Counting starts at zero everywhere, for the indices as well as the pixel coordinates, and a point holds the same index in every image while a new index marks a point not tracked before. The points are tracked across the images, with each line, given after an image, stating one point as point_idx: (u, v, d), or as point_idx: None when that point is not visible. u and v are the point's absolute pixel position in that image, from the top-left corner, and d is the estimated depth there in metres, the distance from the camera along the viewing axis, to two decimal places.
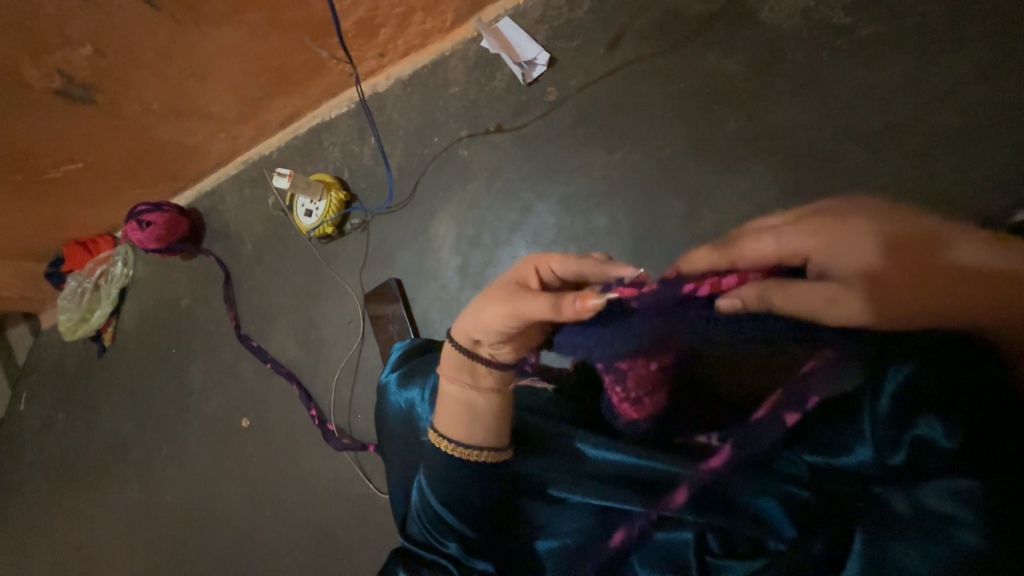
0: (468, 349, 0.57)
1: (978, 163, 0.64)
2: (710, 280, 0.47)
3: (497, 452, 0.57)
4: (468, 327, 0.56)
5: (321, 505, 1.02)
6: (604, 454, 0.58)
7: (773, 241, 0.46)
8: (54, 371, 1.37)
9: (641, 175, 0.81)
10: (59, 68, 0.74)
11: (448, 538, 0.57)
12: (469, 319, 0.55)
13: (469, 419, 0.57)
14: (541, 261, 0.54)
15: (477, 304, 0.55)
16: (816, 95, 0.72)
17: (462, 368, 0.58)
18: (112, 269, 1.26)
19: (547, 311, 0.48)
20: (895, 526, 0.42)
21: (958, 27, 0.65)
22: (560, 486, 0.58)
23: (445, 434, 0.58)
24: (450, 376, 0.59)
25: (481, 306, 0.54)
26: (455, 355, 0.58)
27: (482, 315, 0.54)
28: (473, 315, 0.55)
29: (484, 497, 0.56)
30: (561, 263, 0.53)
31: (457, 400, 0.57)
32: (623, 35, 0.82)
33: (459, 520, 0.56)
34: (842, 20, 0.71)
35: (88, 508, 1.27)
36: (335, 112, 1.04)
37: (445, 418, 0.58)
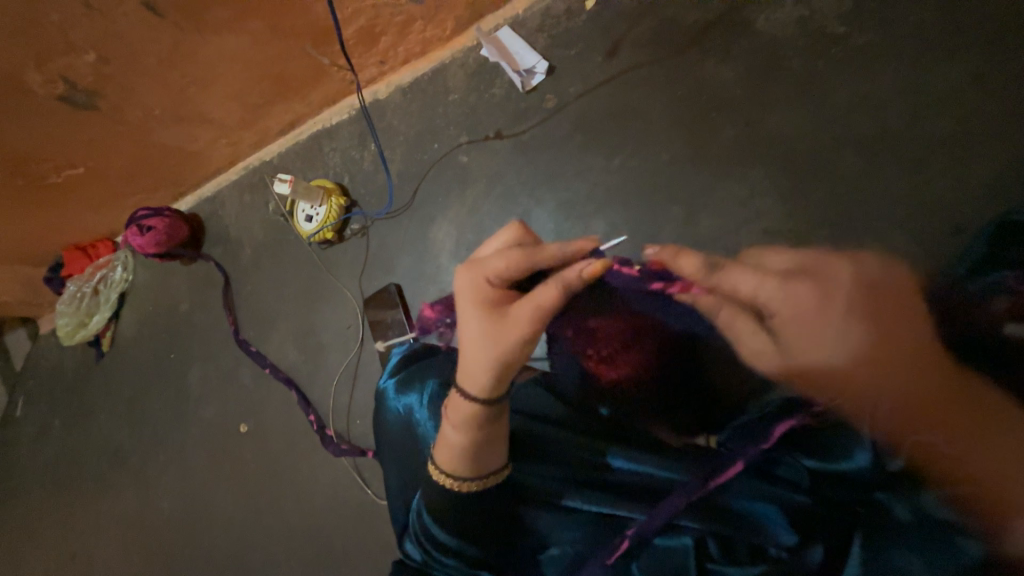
0: (485, 394, 0.53)
1: (973, 171, 0.65)
2: (679, 283, 0.58)
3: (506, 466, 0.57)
4: (485, 367, 0.51)
5: (319, 511, 1.01)
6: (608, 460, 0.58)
7: (754, 284, 0.53)
8: (52, 376, 1.37)
9: (639, 181, 0.82)
10: (63, 74, 0.75)
11: (449, 552, 0.56)
12: (483, 364, 0.51)
13: (499, 444, 0.56)
14: (487, 274, 0.53)
15: (473, 341, 0.52)
16: (811, 103, 0.72)
17: (478, 416, 0.53)
18: (112, 274, 1.26)
19: (559, 295, 0.50)
20: (894, 530, 0.45)
21: (949, 37, 0.66)
22: (562, 493, 0.57)
23: (485, 472, 0.55)
24: (459, 425, 0.54)
25: (484, 341, 0.51)
26: (463, 405, 0.54)
27: (493, 345, 0.51)
28: (482, 354, 0.51)
29: (476, 511, 0.55)
30: (508, 264, 0.53)
31: (476, 440, 0.54)
32: (621, 43, 0.83)
33: (457, 538, 0.55)
34: (837, 29, 0.72)
35: (83, 515, 1.26)
36: (336, 118, 1.05)
37: (462, 459, 0.55)
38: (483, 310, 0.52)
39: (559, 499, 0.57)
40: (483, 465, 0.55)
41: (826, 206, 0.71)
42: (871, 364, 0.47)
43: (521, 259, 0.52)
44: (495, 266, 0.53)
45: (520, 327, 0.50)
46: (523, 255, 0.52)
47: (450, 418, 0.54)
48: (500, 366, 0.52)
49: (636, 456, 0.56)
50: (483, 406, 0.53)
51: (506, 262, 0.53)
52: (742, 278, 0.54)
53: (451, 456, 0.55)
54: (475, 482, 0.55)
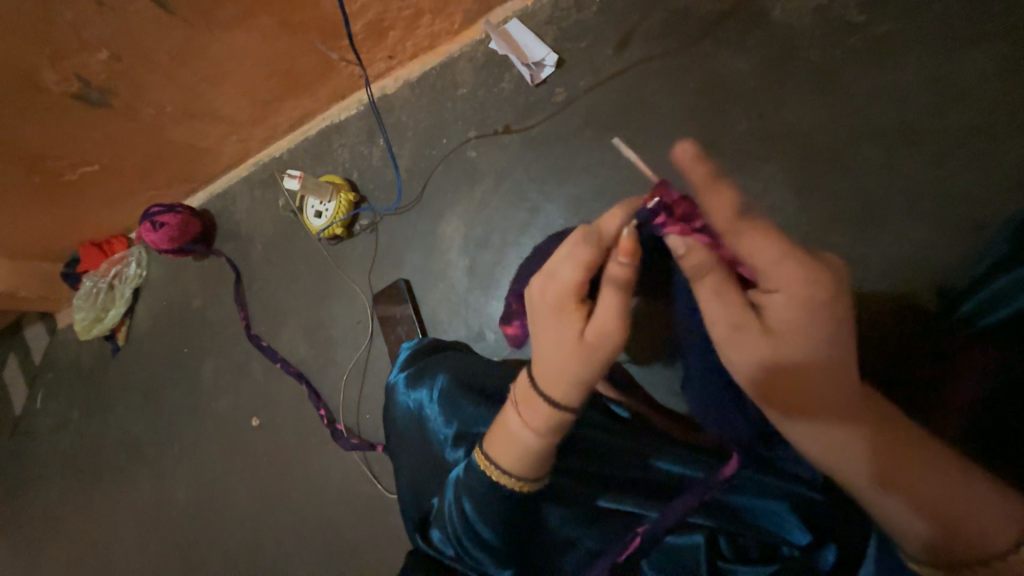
0: (564, 402, 0.50)
1: (996, 164, 0.63)
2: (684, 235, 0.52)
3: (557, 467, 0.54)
4: (568, 373, 0.49)
5: (331, 505, 1.02)
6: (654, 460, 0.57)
7: (772, 254, 0.44)
8: (70, 370, 1.40)
9: (649, 176, 0.81)
10: (76, 72, 0.76)
11: (480, 548, 0.54)
12: (573, 371, 0.49)
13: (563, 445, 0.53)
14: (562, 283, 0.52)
15: (560, 346, 0.50)
16: (829, 95, 0.71)
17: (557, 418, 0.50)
18: (126, 270, 1.28)
19: (620, 297, 0.48)
20: None
21: (974, 24, 0.64)
22: (590, 490, 0.56)
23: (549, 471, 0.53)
24: (538, 427, 0.50)
25: (573, 348, 0.49)
26: (544, 407, 0.50)
27: (574, 355, 0.49)
28: (562, 364, 0.50)
29: (514, 508, 0.53)
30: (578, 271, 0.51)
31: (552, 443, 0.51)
32: (633, 34, 0.82)
33: (492, 534, 0.53)
34: (856, 18, 0.70)
35: (101, 504, 1.29)
36: (345, 114, 1.05)
37: (533, 460, 0.51)
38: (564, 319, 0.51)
39: (573, 494, 0.56)
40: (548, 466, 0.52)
41: (840, 200, 0.70)
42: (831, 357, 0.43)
43: (590, 263, 0.51)
44: (569, 278, 0.51)
45: (609, 334, 0.48)
46: (586, 254, 0.51)
47: (529, 426, 0.51)
48: (580, 375, 0.49)
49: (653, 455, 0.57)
50: (563, 413, 0.50)
51: (579, 268, 0.51)
52: (751, 244, 0.45)
53: (520, 458, 0.51)
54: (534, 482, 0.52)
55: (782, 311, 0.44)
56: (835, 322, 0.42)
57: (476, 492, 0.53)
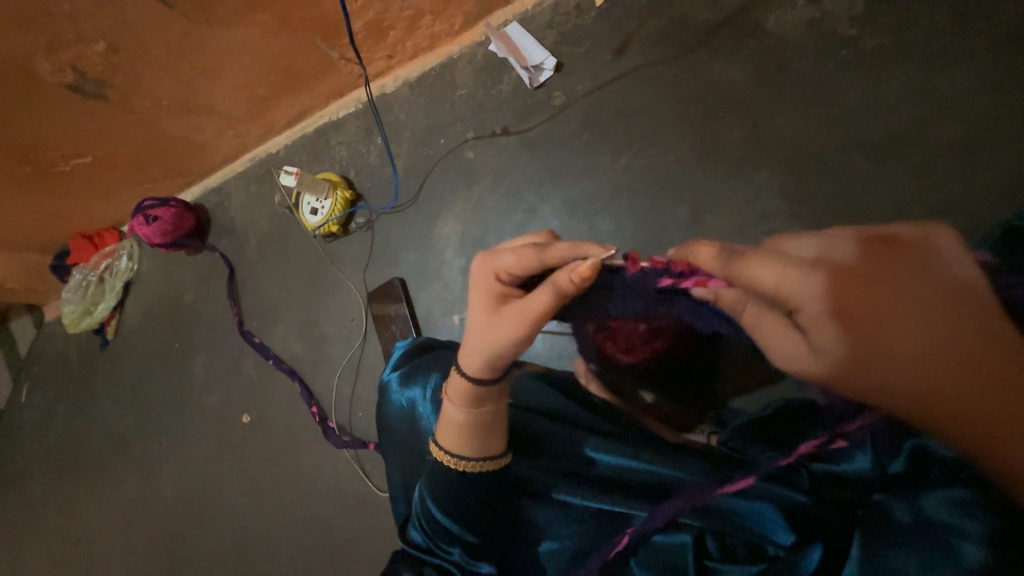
0: (473, 378, 0.54)
1: (982, 175, 0.65)
2: (694, 277, 0.50)
3: (496, 461, 0.56)
4: (479, 355, 0.52)
5: (320, 502, 1.02)
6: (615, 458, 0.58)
7: (774, 276, 0.43)
8: (56, 364, 1.38)
9: (645, 181, 0.82)
10: (72, 63, 0.75)
11: (451, 543, 0.55)
12: (479, 351, 0.52)
13: (485, 433, 0.55)
14: (498, 267, 0.52)
15: (476, 330, 0.52)
16: (820, 107, 0.72)
17: (469, 394, 0.54)
18: (118, 263, 1.27)
19: (553, 298, 0.47)
20: (895, 531, 0.42)
21: (961, 41, 0.66)
22: (562, 487, 0.58)
23: (483, 454, 0.55)
24: (456, 401, 0.55)
25: (480, 335, 0.52)
26: (460, 381, 0.55)
27: (483, 341, 0.51)
28: (475, 346, 0.52)
29: (481, 497, 0.55)
30: (517, 260, 0.51)
31: (473, 416, 0.55)
32: (631, 40, 0.83)
33: (462, 527, 0.54)
34: (847, 31, 0.71)
35: (85, 500, 1.27)
36: (343, 112, 1.05)
37: (464, 440, 0.55)
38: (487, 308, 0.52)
39: (554, 492, 0.58)
40: (477, 445, 0.55)
41: (829, 209, 0.71)
42: (860, 338, 0.40)
43: (533, 258, 0.49)
44: (509, 261, 0.51)
45: (510, 326, 0.49)
46: (534, 253, 0.49)
47: (451, 393, 0.55)
48: (490, 355, 0.52)
49: (608, 450, 0.59)
50: (475, 386, 0.53)
51: (518, 260, 0.50)
52: (765, 266, 0.44)
53: (454, 436, 0.55)
54: (471, 462, 0.55)
55: (817, 329, 0.43)
56: (885, 301, 0.39)
57: (445, 489, 0.55)
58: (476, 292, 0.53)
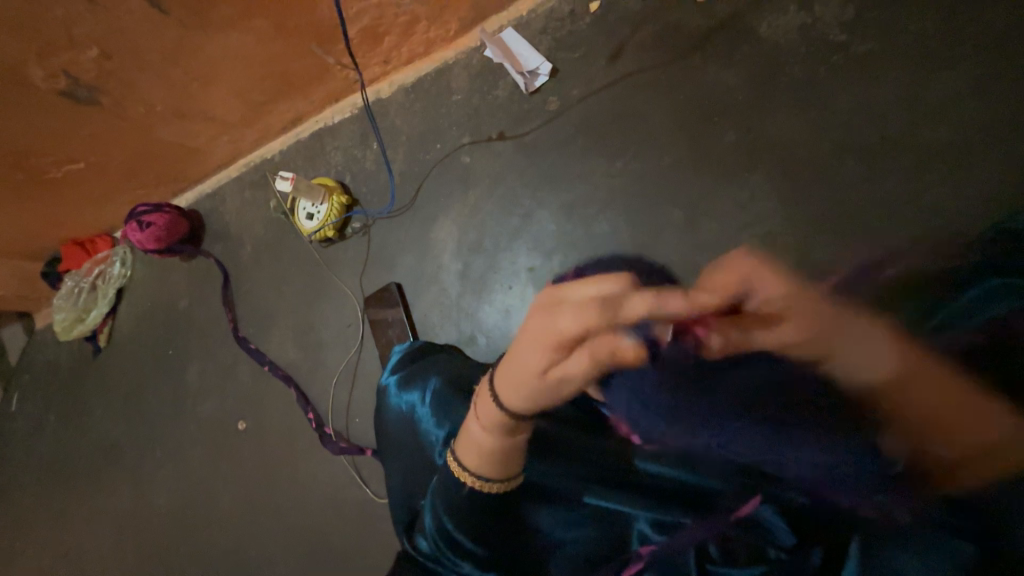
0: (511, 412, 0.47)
1: (970, 178, 0.66)
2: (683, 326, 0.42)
3: (514, 479, 0.53)
4: (530, 407, 0.47)
5: (317, 510, 1.01)
6: (627, 461, 0.57)
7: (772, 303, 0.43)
8: (47, 372, 1.36)
9: (640, 185, 0.83)
10: (64, 69, 0.75)
11: (461, 556, 0.55)
12: (531, 403, 0.46)
13: (514, 459, 0.51)
14: (560, 332, 0.40)
15: (530, 387, 0.45)
16: (812, 111, 0.73)
17: (506, 427, 0.49)
18: (110, 269, 1.26)
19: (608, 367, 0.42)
20: (905, 540, 0.46)
21: (948, 47, 0.67)
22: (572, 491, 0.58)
23: (510, 476, 0.52)
24: (492, 429, 0.49)
25: (536, 393, 0.45)
26: (500, 417, 0.48)
27: (536, 380, 0.44)
28: (526, 399, 0.46)
29: (484, 508, 0.53)
30: (583, 327, 0.39)
31: (507, 445, 0.50)
32: (625, 46, 0.83)
33: (467, 537, 0.53)
34: (838, 37, 0.73)
35: (77, 511, 1.26)
36: (338, 117, 1.05)
37: (494, 463, 0.51)
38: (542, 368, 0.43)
39: (560, 496, 0.58)
40: (505, 467, 0.51)
41: (822, 212, 0.72)
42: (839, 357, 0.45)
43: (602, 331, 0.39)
44: (574, 329, 0.39)
45: (572, 389, 0.44)
46: (604, 321, 0.38)
47: (488, 432, 0.50)
48: (541, 403, 0.47)
49: (635, 457, 0.57)
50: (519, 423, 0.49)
51: (584, 325, 0.39)
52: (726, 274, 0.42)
53: (478, 459, 0.51)
54: (499, 483, 0.52)
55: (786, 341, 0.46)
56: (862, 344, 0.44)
57: (452, 504, 0.53)
58: (529, 348, 0.42)
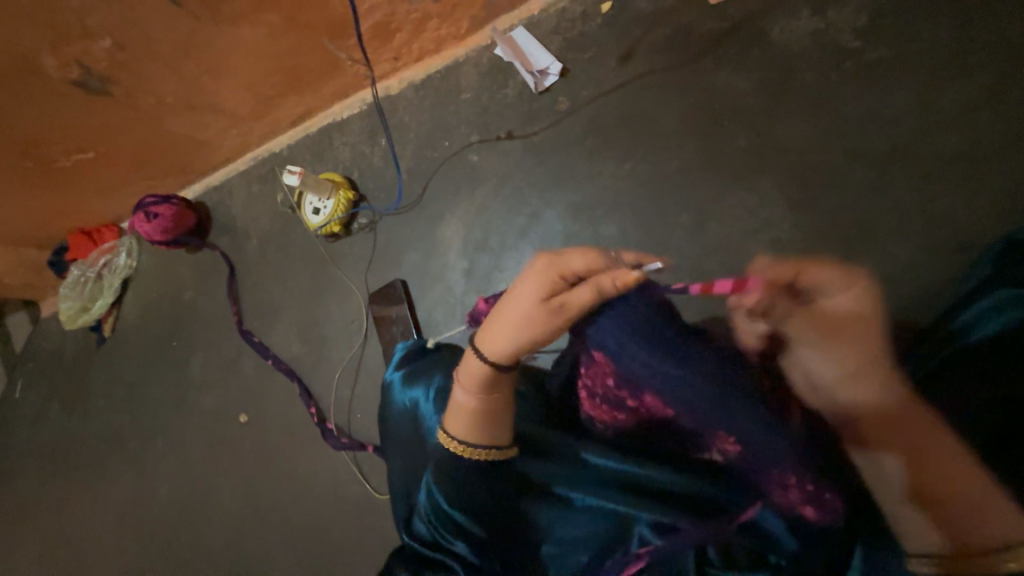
0: (495, 361, 0.54)
1: (981, 187, 0.66)
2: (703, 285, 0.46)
3: (503, 451, 0.56)
4: (511, 345, 0.53)
5: (317, 504, 1.02)
6: (606, 462, 0.56)
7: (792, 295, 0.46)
8: (51, 360, 1.37)
9: (648, 187, 0.82)
10: (77, 59, 0.75)
11: (455, 536, 0.55)
12: (513, 340, 0.52)
13: (490, 423, 0.55)
14: (558, 266, 0.51)
15: (514, 318, 0.52)
16: (824, 117, 0.73)
17: (482, 379, 0.55)
18: (116, 260, 1.26)
19: (592, 297, 0.49)
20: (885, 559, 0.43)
21: (963, 55, 0.67)
22: (566, 488, 0.57)
23: (488, 445, 0.55)
24: (471, 388, 0.55)
25: (520, 324, 0.52)
26: (478, 368, 0.55)
27: (533, 307, 0.51)
28: (509, 335, 0.52)
29: (485, 483, 0.55)
30: (583, 262, 0.50)
31: (486, 402, 0.55)
32: (637, 47, 0.83)
33: (467, 517, 0.55)
34: (851, 43, 0.72)
35: (78, 499, 1.26)
36: (347, 113, 1.05)
37: (475, 426, 0.55)
38: (534, 297, 0.51)
39: (558, 494, 0.57)
40: (484, 432, 0.55)
41: (830, 218, 0.72)
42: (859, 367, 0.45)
43: (595, 267, 0.51)
44: (575, 262, 0.50)
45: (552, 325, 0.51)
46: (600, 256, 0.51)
47: (465, 378, 0.55)
48: (518, 344, 0.53)
49: (594, 453, 0.57)
50: (494, 370, 0.54)
51: (588, 265, 0.50)
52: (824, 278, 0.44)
53: (464, 423, 0.55)
54: (481, 451, 0.55)
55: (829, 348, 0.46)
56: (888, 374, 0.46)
57: (448, 472, 0.56)
58: (524, 282, 0.52)
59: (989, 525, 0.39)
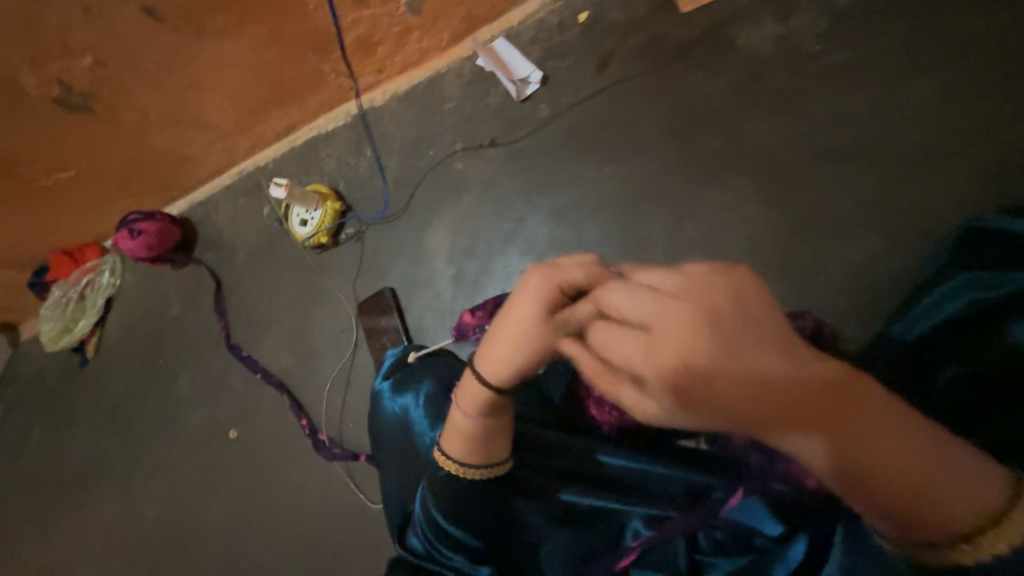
0: (497, 386, 0.50)
1: (943, 178, 0.69)
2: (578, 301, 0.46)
3: (497, 467, 0.55)
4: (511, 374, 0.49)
5: (310, 518, 1.00)
6: (604, 459, 0.58)
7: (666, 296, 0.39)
8: (33, 384, 1.34)
9: (630, 188, 0.84)
10: (58, 76, 0.76)
11: (454, 550, 0.55)
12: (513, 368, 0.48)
13: (490, 442, 0.54)
14: (558, 283, 0.45)
15: (515, 347, 0.47)
16: (795, 117, 0.76)
17: (482, 404, 0.52)
18: (99, 279, 1.25)
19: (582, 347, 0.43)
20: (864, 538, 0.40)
21: (918, 56, 0.71)
22: (559, 489, 0.58)
23: (487, 464, 0.55)
24: (470, 412, 0.53)
25: (524, 352, 0.47)
26: (478, 391, 0.52)
27: (535, 331, 0.46)
28: (511, 362, 0.48)
29: (483, 497, 0.55)
30: (575, 282, 0.45)
31: (484, 425, 0.53)
32: (613, 54, 0.86)
33: (466, 532, 0.55)
34: (816, 46, 0.76)
35: (62, 525, 1.23)
36: (332, 125, 1.06)
37: (475, 449, 0.54)
38: (535, 321, 0.46)
39: (551, 495, 0.57)
40: (481, 454, 0.54)
41: (806, 213, 0.74)
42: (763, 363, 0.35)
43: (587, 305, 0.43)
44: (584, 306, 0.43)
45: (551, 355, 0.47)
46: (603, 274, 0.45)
47: (460, 392, 0.53)
48: (520, 371, 0.49)
49: (607, 455, 0.59)
50: (495, 396, 0.51)
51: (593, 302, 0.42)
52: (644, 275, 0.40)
53: (460, 445, 0.54)
54: (480, 471, 0.54)
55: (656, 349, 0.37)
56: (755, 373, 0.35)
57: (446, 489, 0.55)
58: (525, 306, 0.46)
59: (965, 500, 0.32)
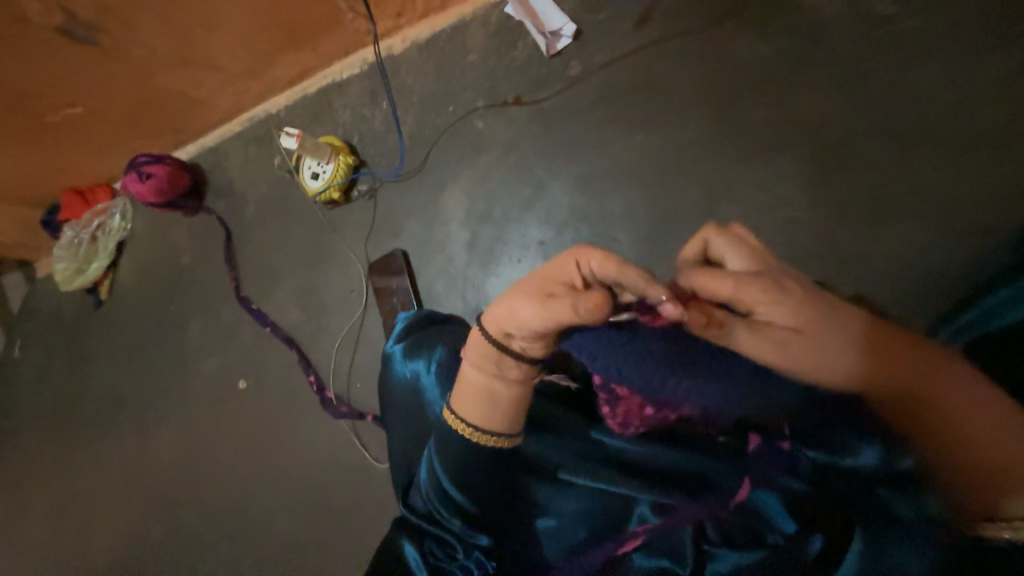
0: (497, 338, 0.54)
1: (1008, 167, 0.62)
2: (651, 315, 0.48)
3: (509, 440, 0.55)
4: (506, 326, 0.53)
5: (317, 470, 1.03)
6: (605, 438, 0.56)
7: (730, 285, 0.46)
8: (50, 321, 1.36)
9: (660, 160, 0.79)
10: (61, 4, 0.70)
11: (453, 513, 0.57)
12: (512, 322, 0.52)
13: (504, 408, 0.54)
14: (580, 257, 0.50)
15: (517, 303, 0.51)
16: (848, 91, 0.69)
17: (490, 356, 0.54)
18: (110, 221, 1.23)
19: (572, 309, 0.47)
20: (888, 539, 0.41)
21: (998, 26, 0.63)
22: (563, 468, 0.57)
23: (503, 432, 0.55)
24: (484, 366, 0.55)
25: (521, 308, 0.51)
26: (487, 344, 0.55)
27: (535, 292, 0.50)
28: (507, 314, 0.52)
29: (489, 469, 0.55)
30: (600, 263, 0.48)
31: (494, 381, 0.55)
32: (656, 8, 0.78)
33: (465, 497, 0.56)
34: (885, 10, 0.68)
35: (81, 458, 1.28)
36: (347, 73, 1.00)
37: (487, 412, 0.55)
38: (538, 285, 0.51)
39: (555, 474, 0.57)
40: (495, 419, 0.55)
41: (847, 198, 0.69)
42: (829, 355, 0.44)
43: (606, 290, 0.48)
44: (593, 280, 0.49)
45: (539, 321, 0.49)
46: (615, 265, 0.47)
47: (468, 346, 0.57)
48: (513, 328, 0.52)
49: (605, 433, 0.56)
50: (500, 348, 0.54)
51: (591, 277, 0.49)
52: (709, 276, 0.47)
53: (471, 405, 0.55)
54: (495, 438, 0.55)
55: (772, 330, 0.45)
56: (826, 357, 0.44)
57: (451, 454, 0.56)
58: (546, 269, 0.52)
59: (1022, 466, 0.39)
